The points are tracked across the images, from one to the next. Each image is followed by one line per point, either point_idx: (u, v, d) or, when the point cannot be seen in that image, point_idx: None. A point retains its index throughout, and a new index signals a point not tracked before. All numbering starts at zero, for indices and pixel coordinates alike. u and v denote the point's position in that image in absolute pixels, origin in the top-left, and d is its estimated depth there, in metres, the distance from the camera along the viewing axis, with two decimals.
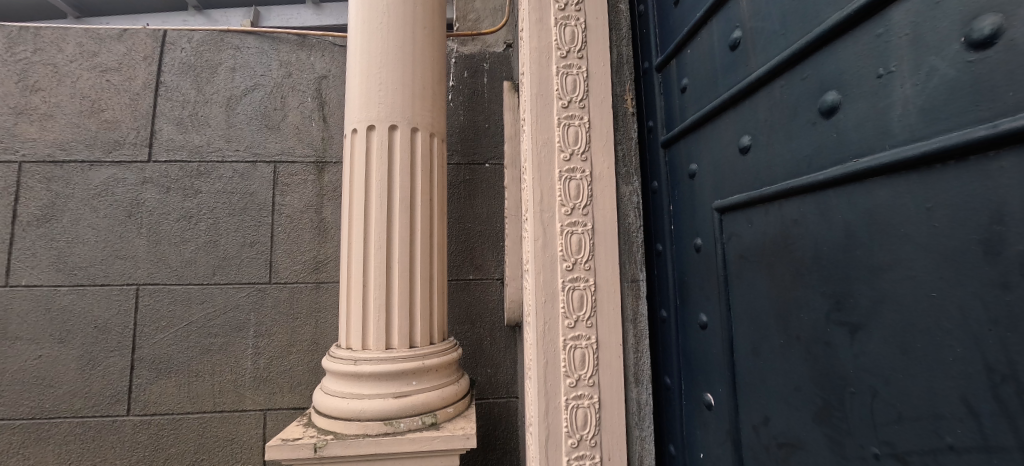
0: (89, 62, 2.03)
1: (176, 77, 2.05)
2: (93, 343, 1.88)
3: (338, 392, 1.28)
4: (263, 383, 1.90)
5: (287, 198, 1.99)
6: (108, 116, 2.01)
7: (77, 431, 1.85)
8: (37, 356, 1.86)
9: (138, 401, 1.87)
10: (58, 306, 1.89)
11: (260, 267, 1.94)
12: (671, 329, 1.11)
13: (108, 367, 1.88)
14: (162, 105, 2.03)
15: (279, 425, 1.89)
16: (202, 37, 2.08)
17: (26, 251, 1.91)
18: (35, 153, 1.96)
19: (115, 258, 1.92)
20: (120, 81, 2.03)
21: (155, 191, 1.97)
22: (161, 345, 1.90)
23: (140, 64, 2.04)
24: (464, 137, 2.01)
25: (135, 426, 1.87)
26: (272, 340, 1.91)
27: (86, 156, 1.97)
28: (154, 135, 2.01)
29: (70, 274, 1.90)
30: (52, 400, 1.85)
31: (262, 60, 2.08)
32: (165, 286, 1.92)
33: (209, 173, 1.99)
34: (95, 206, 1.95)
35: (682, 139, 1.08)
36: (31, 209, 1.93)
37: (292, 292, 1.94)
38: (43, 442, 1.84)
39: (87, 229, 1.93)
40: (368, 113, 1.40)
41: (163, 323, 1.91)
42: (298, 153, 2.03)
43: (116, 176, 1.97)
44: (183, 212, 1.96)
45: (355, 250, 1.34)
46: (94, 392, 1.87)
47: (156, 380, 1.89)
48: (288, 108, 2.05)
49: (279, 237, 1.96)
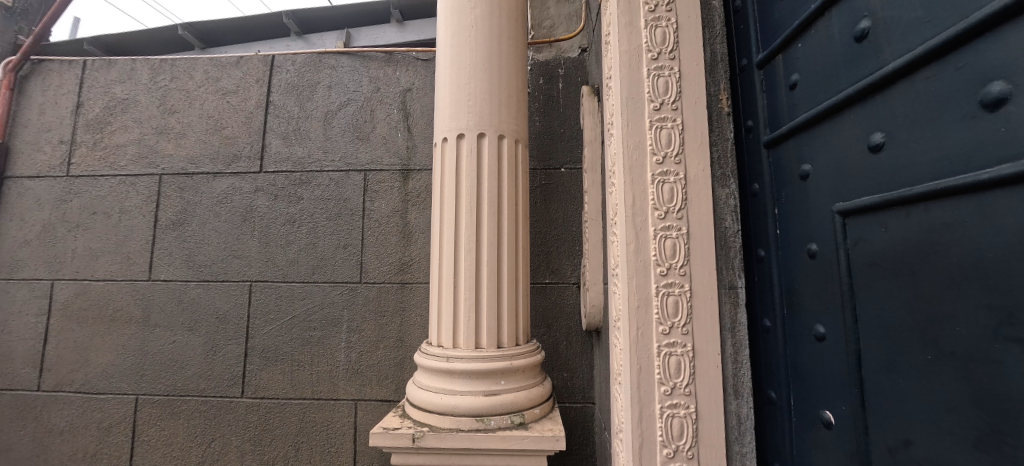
0: (213, 86, 2.33)
1: (283, 96, 2.29)
2: (216, 331, 2.15)
3: (432, 387, 1.34)
4: (354, 375, 2.05)
5: (376, 203, 2.14)
6: (228, 133, 2.29)
7: (202, 409, 2.11)
8: (173, 341, 2.16)
9: (251, 385, 2.10)
10: (189, 298, 2.18)
11: (352, 267, 2.10)
12: (777, 340, 1.04)
13: (227, 353, 2.13)
14: (271, 121, 2.28)
15: (368, 416, 2.03)
16: (303, 59, 2.31)
17: (164, 250, 2.23)
18: (172, 166, 2.28)
19: (233, 258, 2.18)
20: (237, 102, 2.31)
21: (266, 198, 2.21)
22: (269, 336, 2.12)
23: (253, 86, 2.31)
24: (540, 143, 2.04)
25: (247, 407, 2.09)
26: (362, 336, 2.06)
27: (211, 168, 2.27)
28: (265, 148, 2.25)
29: (198, 271, 2.19)
30: (184, 379, 2.14)
31: (354, 77, 2.26)
32: (273, 284, 2.14)
33: (310, 182, 2.19)
34: (218, 212, 2.23)
35: (791, 139, 1.02)
36: (169, 214, 2.25)
37: (380, 291, 2.08)
38: (175, 415, 2.12)
39: (212, 232, 2.22)
40: (458, 122, 1.47)
41: (271, 315, 2.13)
42: (386, 162, 2.17)
43: (235, 185, 2.24)
44: (288, 217, 2.18)
45: (446, 253, 1.41)
46: (216, 374, 2.13)
47: (264, 367, 2.11)
48: (377, 120, 2.21)
49: (369, 240, 2.12)
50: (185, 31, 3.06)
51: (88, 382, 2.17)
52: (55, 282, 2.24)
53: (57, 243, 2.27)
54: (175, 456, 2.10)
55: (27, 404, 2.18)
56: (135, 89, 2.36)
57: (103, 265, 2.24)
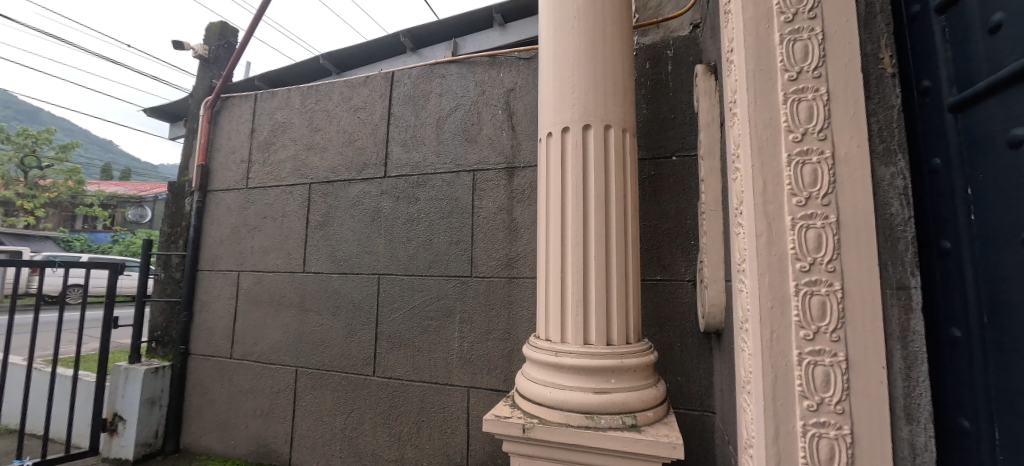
0: (347, 105, 2.68)
1: (402, 107, 2.54)
2: (353, 317, 2.47)
3: (541, 379, 1.36)
4: (467, 364, 2.18)
5: (484, 201, 2.24)
6: (359, 144, 2.61)
7: (343, 384, 2.44)
8: (321, 324, 2.54)
9: (381, 366, 2.37)
10: (333, 288, 2.54)
11: (463, 262, 2.24)
12: (972, 355, 0.82)
13: (362, 336, 2.44)
14: (393, 131, 2.53)
15: (479, 403, 2.14)
16: (418, 72, 2.52)
17: (314, 247, 2.63)
18: (318, 176, 2.69)
19: (365, 253, 2.49)
20: (365, 116, 2.62)
21: (390, 200, 2.47)
22: (395, 323, 2.36)
23: (378, 101, 2.60)
24: (648, 132, 1.93)
25: (378, 385, 2.36)
26: (473, 327, 2.18)
27: (347, 176, 2.61)
28: (388, 156, 2.52)
29: (339, 265, 2.54)
30: (330, 357, 2.50)
31: (462, 84, 2.40)
32: (397, 276, 2.39)
33: (426, 183, 2.39)
34: (353, 213, 2.55)
35: (993, 97, 0.79)
36: (316, 217, 2.65)
37: (489, 284, 2.17)
38: (323, 387, 2.49)
39: (349, 231, 2.55)
40: (562, 116, 1.46)
41: (396, 305, 2.37)
42: (492, 161, 2.26)
43: (365, 190, 2.55)
44: (408, 216, 2.41)
45: (553, 248, 1.42)
46: (354, 354, 2.44)
47: (391, 350, 2.36)
48: (483, 122, 2.31)
49: (478, 236, 2.23)
50: (325, 60, 3.58)
51: (263, 354, 2.66)
52: (240, 273, 2.80)
53: (242, 242, 2.83)
54: (323, 422, 2.46)
55: (223, 369, 2.75)
56: (291, 113, 2.83)
57: (271, 259, 2.73)
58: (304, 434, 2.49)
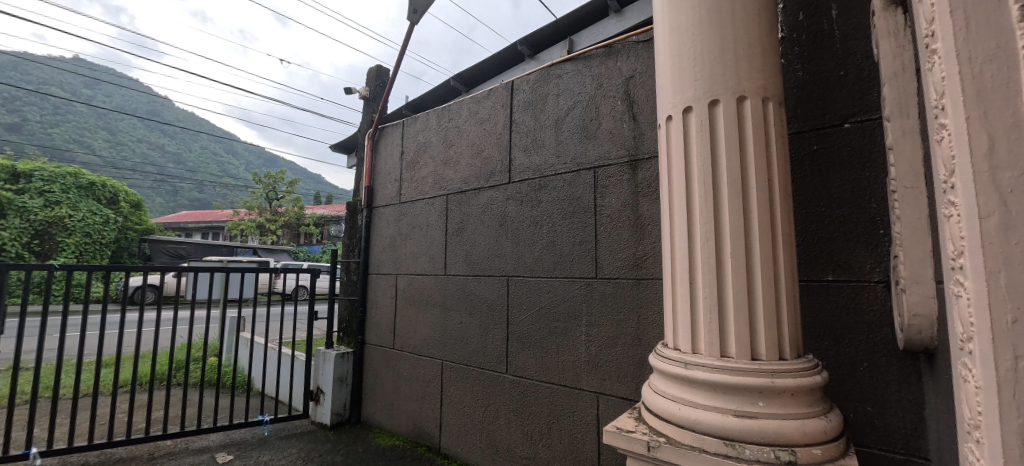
0: (475, 118, 2.87)
1: (522, 113, 2.60)
2: (486, 317, 2.61)
3: (669, 394, 1.20)
4: (595, 369, 2.09)
5: (606, 199, 2.13)
6: (486, 153, 2.76)
7: (481, 379, 2.60)
8: (460, 322, 2.75)
9: (513, 364, 2.45)
10: (469, 289, 2.73)
11: (588, 263, 2.17)
12: None
13: (495, 335, 2.55)
14: (515, 138, 2.61)
15: (610, 411, 2.02)
16: (536, 77, 2.56)
17: (452, 252, 2.87)
18: (453, 186, 2.93)
19: (495, 257, 2.61)
20: (490, 127, 2.76)
21: (515, 204, 2.55)
22: (525, 324, 2.41)
23: (501, 110, 2.72)
24: (806, 98, 1.57)
25: (511, 383, 2.45)
26: (601, 331, 2.09)
27: (476, 184, 2.78)
28: (512, 162, 2.60)
29: (473, 267, 2.72)
30: (468, 353, 2.68)
31: (579, 80, 2.34)
32: (524, 278, 2.45)
33: (548, 185, 2.40)
34: (483, 219, 2.71)
35: None
36: (453, 224, 2.89)
37: (616, 286, 2.05)
38: (463, 381, 2.69)
39: (480, 236, 2.72)
40: (683, 94, 1.28)
41: (525, 306, 2.43)
42: (614, 155, 2.13)
43: (493, 196, 2.68)
44: (532, 219, 2.44)
45: (679, 247, 1.25)
46: (488, 352, 2.57)
47: (522, 350, 2.41)
48: (602, 116, 2.21)
49: (602, 236, 2.13)
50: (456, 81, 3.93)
51: (415, 347, 3.01)
52: (397, 276, 3.24)
53: (397, 249, 3.27)
54: (465, 413, 2.65)
55: (387, 357, 3.20)
56: (430, 133, 3.17)
57: (419, 264, 3.08)
58: (450, 421, 2.73)
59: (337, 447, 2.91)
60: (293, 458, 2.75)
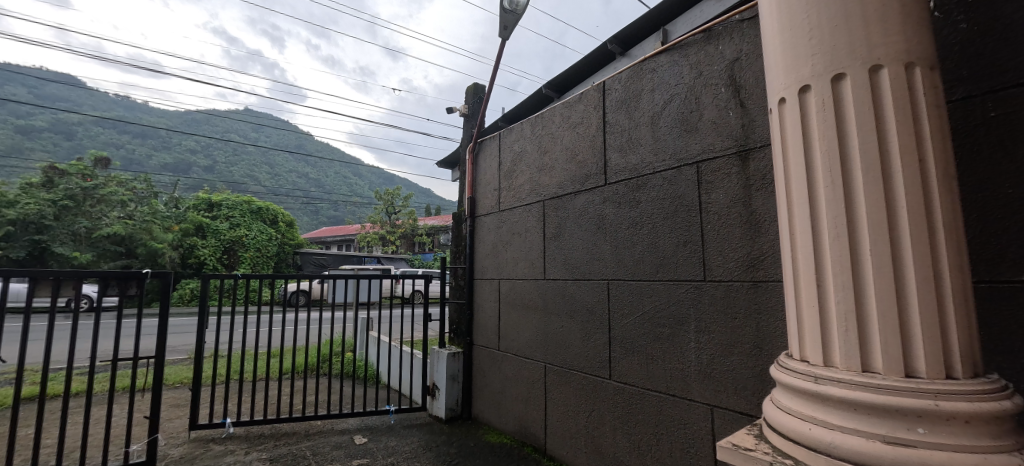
0: (567, 123, 2.89)
1: (615, 113, 2.54)
2: (587, 321, 2.58)
3: (796, 411, 1.07)
4: (708, 379, 1.94)
5: (713, 195, 1.97)
6: (580, 157, 2.75)
7: (584, 384, 2.57)
8: (560, 326, 2.77)
9: (616, 370, 2.38)
10: (568, 294, 2.73)
11: (694, 265, 2.02)
12: None
13: (596, 340, 2.51)
14: (609, 139, 2.56)
15: (727, 426, 1.85)
16: (628, 74, 2.48)
17: (550, 257, 2.91)
18: (548, 192, 2.98)
19: (593, 260, 2.58)
20: (583, 130, 2.75)
21: (612, 206, 2.49)
22: (627, 329, 2.33)
23: (593, 113, 2.70)
24: (973, 56, 1.27)
25: (615, 389, 2.38)
26: (712, 338, 1.93)
27: (571, 188, 2.79)
28: (608, 163, 2.55)
29: (572, 271, 2.73)
30: (569, 357, 2.68)
31: (675, 71, 2.21)
32: (625, 282, 2.37)
33: (646, 185, 2.30)
34: (580, 223, 2.70)
35: None
36: (550, 229, 2.93)
37: (728, 290, 1.88)
38: (566, 385, 2.69)
39: (577, 239, 2.71)
40: (797, 73, 1.15)
41: (627, 311, 2.35)
42: (719, 147, 1.96)
43: (589, 199, 2.65)
44: (631, 220, 2.37)
45: (801, 245, 1.12)
46: (590, 357, 2.54)
47: (625, 356, 2.34)
48: (703, 106, 2.05)
49: (710, 235, 1.97)
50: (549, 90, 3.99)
51: (518, 350, 3.11)
52: (500, 280, 3.39)
53: (499, 255, 3.43)
54: (569, 417, 2.65)
55: (493, 358, 3.36)
56: (524, 142, 3.28)
57: (520, 269, 3.19)
58: (555, 424, 2.76)
59: (451, 440, 3.14)
60: (414, 446, 3.05)
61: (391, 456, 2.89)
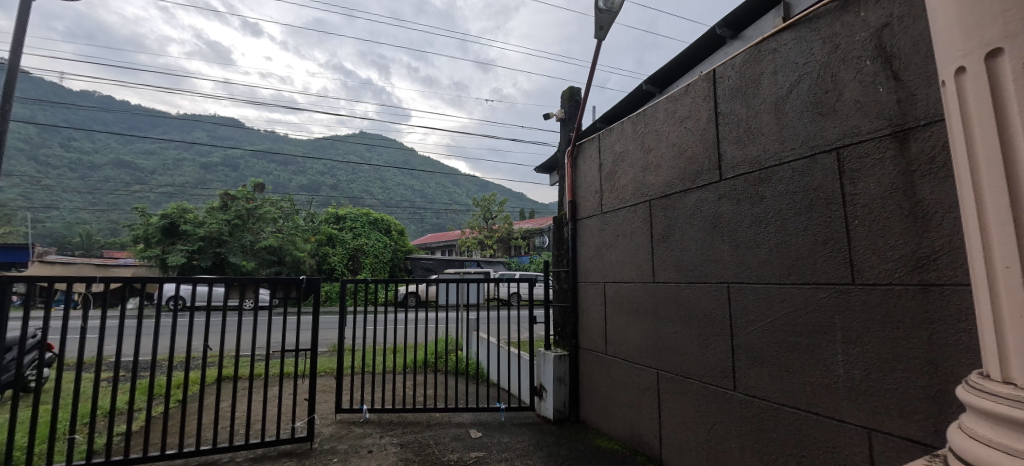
0: (673, 118, 2.75)
1: (730, 102, 2.35)
2: (704, 327, 2.42)
3: (994, 443, 0.88)
4: (862, 397, 1.68)
5: (860, 185, 1.71)
6: (689, 153, 2.60)
7: (703, 394, 2.41)
8: (674, 332, 2.63)
9: (742, 381, 2.19)
10: (682, 298, 2.58)
11: (839, 266, 1.78)
12: None
13: (717, 348, 2.34)
14: (723, 131, 2.37)
15: (892, 454, 1.59)
16: (744, 58, 2.28)
17: (660, 259, 2.79)
18: (655, 192, 2.86)
19: (710, 262, 2.41)
20: (692, 124, 2.60)
21: (730, 203, 2.30)
22: (754, 337, 2.13)
23: (703, 104, 2.53)
24: None
25: (742, 402, 2.19)
26: (866, 350, 1.67)
27: (681, 186, 2.64)
28: (722, 157, 2.36)
29: (685, 274, 2.58)
30: (685, 365, 2.53)
31: (803, 49, 1.97)
32: (749, 285, 2.17)
33: (771, 178, 2.09)
34: (692, 223, 2.54)
35: None
36: (658, 230, 2.81)
37: (886, 294, 1.61)
38: (682, 394, 2.55)
39: (690, 240, 2.55)
40: (981, 36, 0.96)
41: (753, 317, 2.14)
42: (866, 130, 1.70)
43: (702, 197, 2.49)
44: (754, 218, 2.16)
45: (998, 242, 0.93)
46: (710, 365, 2.37)
47: (753, 367, 2.14)
48: (842, 84, 1.80)
49: (858, 231, 1.71)
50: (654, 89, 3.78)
51: (627, 355, 3.02)
52: (605, 283, 3.34)
53: (603, 257, 3.38)
54: (687, 428, 2.51)
55: (600, 363, 3.32)
56: (626, 141, 3.20)
57: (626, 271, 3.11)
58: (671, 435, 2.63)
59: (561, 441, 3.19)
60: (526, 444, 3.15)
61: (505, 452, 3.03)
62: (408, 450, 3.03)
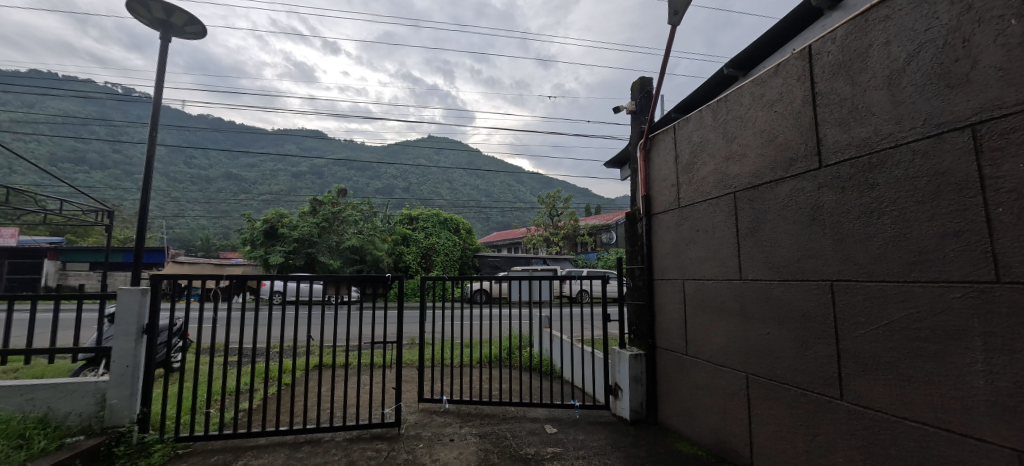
0: (761, 102, 2.54)
1: (830, 81, 2.13)
2: (803, 329, 2.21)
3: None
4: (1011, 414, 1.45)
5: (1004, 168, 1.47)
6: (781, 139, 2.39)
7: (801, 401, 2.22)
8: (765, 333, 2.44)
9: (850, 390, 1.98)
10: (774, 296, 2.39)
11: (977, 261, 1.54)
12: None
13: (818, 352, 2.13)
14: (822, 113, 2.16)
15: None
16: (846, 30, 2.05)
17: (748, 254, 2.59)
18: (740, 183, 2.67)
19: (808, 257, 2.20)
20: (784, 107, 2.38)
21: (832, 193, 2.08)
22: (865, 341, 1.91)
23: (797, 85, 2.31)
24: None
25: (850, 413, 1.98)
26: (1016, 360, 1.44)
27: (772, 176, 2.44)
28: (821, 142, 2.15)
29: (778, 270, 2.38)
30: (779, 369, 2.34)
31: (923, 13, 1.73)
32: (857, 283, 1.96)
33: (884, 162, 1.86)
34: (786, 215, 2.34)
35: None
36: (745, 223, 2.62)
37: None
38: (776, 400, 2.36)
39: (784, 234, 2.35)
40: None
41: (862, 319, 1.93)
42: (1012, 102, 1.45)
43: (797, 187, 2.28)
44: (863, 208, 1.94)
45: None
46: (811, 370, 2.17)
47: (863, 374, 1.92)
48: (978, 51, 1.55)
49: (1002, 221, 1.47)
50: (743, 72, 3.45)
51: (711, 356, 2.86)
52: (685, 281, 3.18)
53: (682, 253, 3.23)
54: (783, 437, 2.32)
55: (680, 364, 3.18)
56: (705, 131, 3.02)
57: (708, 268, 2.94)
58: (762, 443, 2.46)
59: (639, 442, 3.11)
60: (602, 443, 3.12)
61: (581, 449, 3.03)
62: (486, 441, 3.14)
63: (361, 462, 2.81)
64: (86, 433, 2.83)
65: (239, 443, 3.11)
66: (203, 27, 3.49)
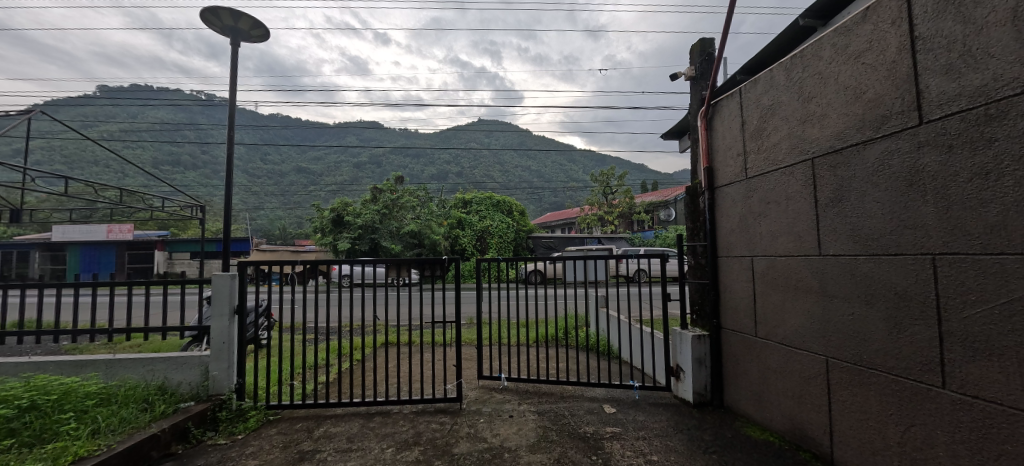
0: (846, 54, 2.24)
1: (933, 22, 1.82)
2: (897, 309, 1.98)
3: None
4: None
5: None
6: (871, 95, 2.10)
7: (893, 389, 2.00)
8: (851, 313, 2.21)
9: (954, 377, 1.75)
10: (861, 272, 2.15)
11: None
12: None
13: (915, 334, 1.90)
14: (922, 60, 1.86)
15: None
16: None
17: (829, 227, 2.34)
18: (820, 148, 2.39)
19: (904, 229, 1.95)
20: (875, 57, 2.08)
21: (936, 153, 1.81)
22: (976, 323, 1.68)
23: (891, 30, 2.00)
24: None
25: (954, 402, 1.76)
26: None
27: (859, 138, 2.16)
28: (921, 95, 1.86)
29: (866, 244, 2.14)
30: (867, 353, 2.12)
31: None
32: (967, 256, 1.71)
33: (1004, 115, 1.58)
34: (876, 181, 2.08)
35: None
36: (827, 193, 2.35)
37: None
38: (862, 386, 2.15)
39: (874, 203, 2.09)
40: None
41: (973, 297, 1.68)
42: None
43: (891, 148, 2.00)
44: (978, 169, 1.68)
45: None
46: (906, 355, 1.94)
47: (974, 359, 1.69)
48: None
49: None
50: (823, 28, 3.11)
51: (786, 337, 2.65)
52: (754, 257, 2.96)
53: (750, 228, 3.00)
54: (870, 427, 2.12)
55: (750, 346, 2.99)
56: (777, 93, 2.73)
57: (782, 244, 2.70)
58: (845, 432, 2.26)
59: (703, 426, 3.00)
60: (663, 424, 3.05)
61: (641, 430, 2.98)
62: (545, 419, 3.19)
63: (427, 433, 2.98)
64: (195, 399, 3.24)
65: (319, 413, 3.42)
66: (267, 30, 3.71)
